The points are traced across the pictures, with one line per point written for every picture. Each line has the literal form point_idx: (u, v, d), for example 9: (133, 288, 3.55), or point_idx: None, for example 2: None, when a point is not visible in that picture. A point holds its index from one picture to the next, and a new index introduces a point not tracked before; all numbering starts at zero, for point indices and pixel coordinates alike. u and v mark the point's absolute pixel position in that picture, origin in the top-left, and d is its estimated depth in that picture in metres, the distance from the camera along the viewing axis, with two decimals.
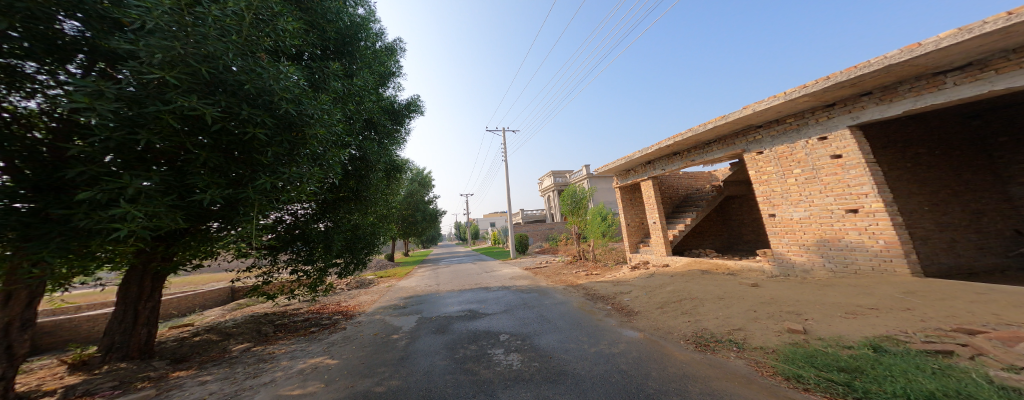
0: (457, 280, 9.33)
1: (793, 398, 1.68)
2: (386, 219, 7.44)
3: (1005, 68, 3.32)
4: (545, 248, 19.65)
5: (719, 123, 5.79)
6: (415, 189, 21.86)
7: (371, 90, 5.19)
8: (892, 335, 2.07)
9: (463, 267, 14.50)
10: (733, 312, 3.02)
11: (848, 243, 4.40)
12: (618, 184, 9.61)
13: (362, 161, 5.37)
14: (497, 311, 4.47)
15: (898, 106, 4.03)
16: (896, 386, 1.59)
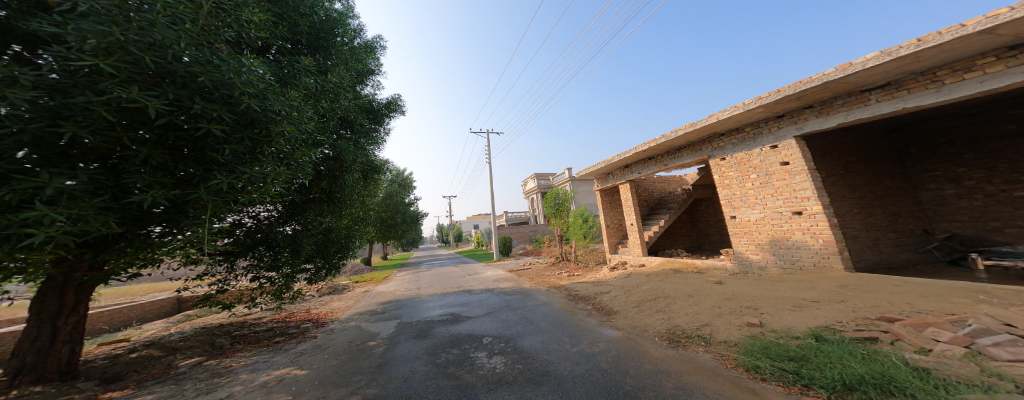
0: (438, 284, 9.11)
1: (753, 388, 1.88)
2: (362, 223, 7.09)
3: (915, 88, 3.94)
4: (528, 250, 19.90)
5: (687, 130, 6.20)
6: (393, 190, 21.19)
7: (347, 88, 4.93)
8: (830, 325, 2.38)
9: (444, 270, 14.21)
10: (701, 309, 3.28)
11: (794, 242, 4.93)
12: (597, 187, 9.95)
13: (336, 161, 5.07)
14: (480, 314, 4.46)
15: (836, 118, 4.57)
16: (834, 371, 1.84)
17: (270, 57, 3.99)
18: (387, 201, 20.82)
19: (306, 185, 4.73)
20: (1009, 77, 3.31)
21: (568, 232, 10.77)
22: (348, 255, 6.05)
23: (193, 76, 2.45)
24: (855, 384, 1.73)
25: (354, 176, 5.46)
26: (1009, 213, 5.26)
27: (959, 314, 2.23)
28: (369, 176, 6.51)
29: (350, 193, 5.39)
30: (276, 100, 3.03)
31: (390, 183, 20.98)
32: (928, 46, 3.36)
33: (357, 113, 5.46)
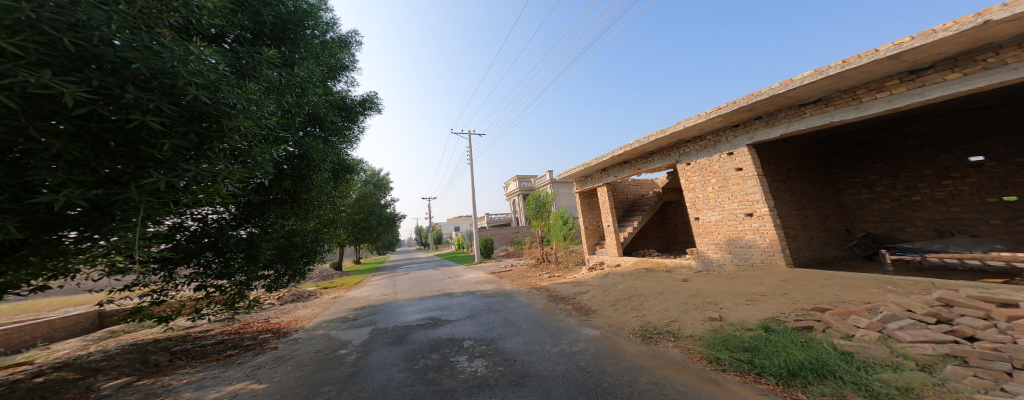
0: (416, 288, 8.82)
1: (715, 379, 2.09)
2: (332, 226, 6.66)
3: (841, 105, 4.58)
4: (509, 252, 20.01)
5: (657, 136, 6.60)
6: (367, 191, 20.26)
7: (316, 83, 4.67)
8: (776, 316, 2.72)
9: (422, 273, 13.82)
10: (670, 305, 3.56)
11: (747, 241, 5.48)
12: (577, 189, 10.29)
13: (302, 159, 4.69)
14: (461, 317, 4.42)
15: (780, 129, 5.16)
16: (780, 359, 2.12)
17: (226, 47, 3.58)
18: (360, 202, 19.86)
19: (265, 185, 4.31)
20: (908, 98, 3.99)
21: (550, 234, 11.20)
22: (314, 260, 5.76)
23: (125, 62, 2.13)
24: (796, 370, 2.00)
25: (322, 175, 5.14)
26: (908, 214, 6.31)
27: (873, 303, 2.68)
28: (339, 176, 6.13)
29: (318, 194, 5.01)
30: (230, 92, 2.73)
31: (362, 183, 20.05)
32: (850, 68, 3.93)
33: (326, 108, 5.10)
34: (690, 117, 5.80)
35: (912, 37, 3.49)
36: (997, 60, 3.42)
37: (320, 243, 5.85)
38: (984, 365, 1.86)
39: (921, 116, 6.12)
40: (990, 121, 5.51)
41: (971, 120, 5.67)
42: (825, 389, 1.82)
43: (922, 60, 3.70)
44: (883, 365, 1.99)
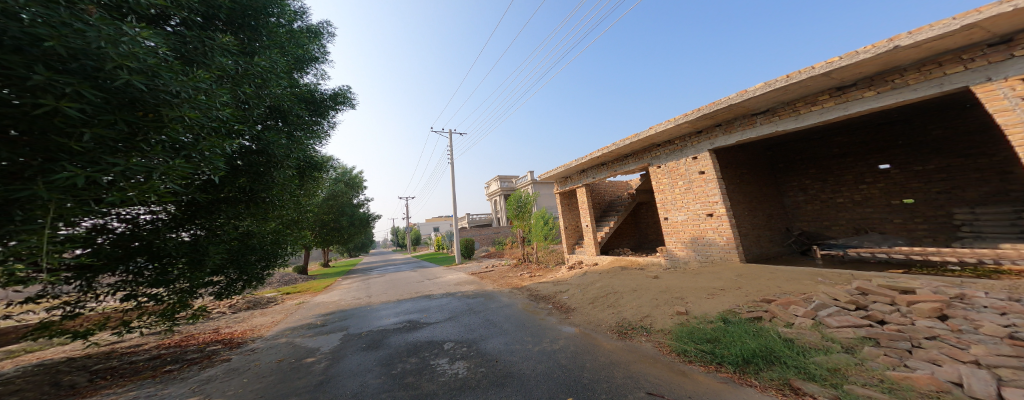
0: (392, 291, 8.49)
1: (683, 370, 2.31)
2: (293, 226, 6.19)
3: (784, 116, 5.22)
4: (489, 252, 20.06)
5: (632, 140, 6.92)
6: (337, 190, 19.18)
7: (280, 74, 4.46)
8: (733, 309, 3.05)
9: (400, 275, 13.45)
10: (643, 302, 3.80)
11: (708, 239, 5.99)
12: (556, 190, 10.56)
13: (264, 155, 4.40)
14: (441, 319, 4.36)
15: (736, 136, 5.72)
16: (737, 348, 2.41)
17: (168, 30, 3.13)
18: (329, 200, 18.77)
19: (215, 182, 3.92)
20: (836, 112, 4.65)
21: (530, 233, 11.73)
22: (272, 263, 5.35)
23: (39, 40, 1.89)
24: (750, 358, 2.31)
25: (285, 171, 4.70)
26: (833, 214, 7.29)
27: (808, 294, 3.16)
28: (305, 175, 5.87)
29: (280, 192, 4.68)
30: (173, 79, 2.43)
31: (331, 181, 18.99)
32: (793, 81, 4.48)
33: (289, 101, 4.72)
34: (660, 123, 6.15)
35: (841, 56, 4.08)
36: (901, 81, 4.12)
37: (280, 244, 5.41)
38: (890, 345, 2.44)
39: (844, 128, 7.09)
40: (894, 134, 6.52)
41: (881, 133, 6.69)
42: (773, 374, 2.15)
43: (847, 78, 4.32)
44: (816, 351, 2.39)
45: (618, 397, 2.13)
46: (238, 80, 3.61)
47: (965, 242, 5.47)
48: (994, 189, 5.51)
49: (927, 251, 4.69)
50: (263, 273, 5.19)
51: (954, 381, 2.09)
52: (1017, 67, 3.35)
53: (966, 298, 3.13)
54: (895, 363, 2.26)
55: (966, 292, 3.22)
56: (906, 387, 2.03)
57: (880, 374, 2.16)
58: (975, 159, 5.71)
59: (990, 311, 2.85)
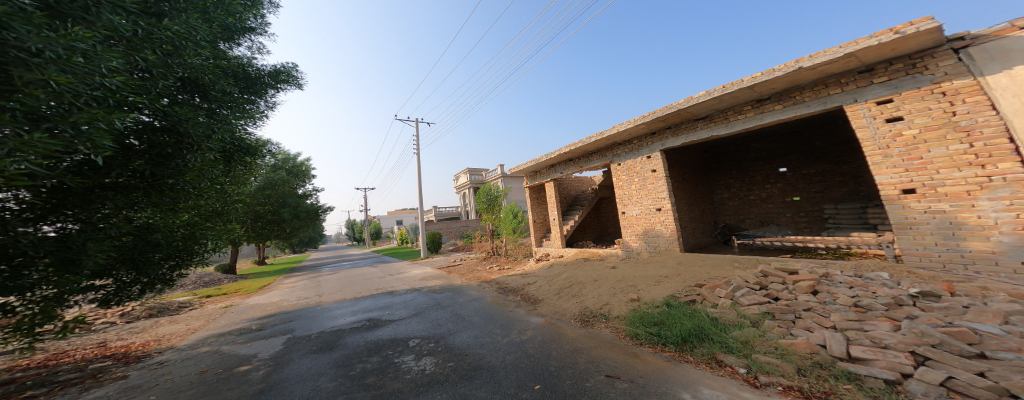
0: (352, 290, 8.81)
1: (634, 353, 2.75)
2: (217, 219, 5.85)
3: (718, 121, 6.37)
4: (459, 247, 21.51)
5: (598, 138, 7.82)
6: (276, 179, 16.97)
7: (200, 44, 4.09)
8: (675, 294, 3.90)
9: (364, 273, 13.33)
10: (603, 290, 4.63)
11: (657, 231, 7.01)
12: (528, 183, 11.41)
13: (173, 134, 3.97)
14: (407, 316, 4.74)
15: (683, 139, 6.79)
16: (676, 329, 3.07)
17: None
18: (265, 189, 16.61)
19: (97, 164, 3.37)
20: (753, 121, 5.90)
21: (500, 227, 12.47)
22: (184, 264, 4.96)
23: None
24: (687, 337, 2.96)
25: (205, 156, 4.31)
26: (747, 209, 8.75)
27: (728, 278, 4.03)
28: (233, 156, 5.85)
29: (194, 179, 4.27)
30: (29, 33, 2.14)
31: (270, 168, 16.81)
32: (730, 89, 5.46)
33: (212, 75, 4.47)
34: (623, 124, 6.98)
35: (762, 73, 5.16)
36: (800, 98, 5.39)
37: (196, 240, 5.00)
38: (781, 317, 3.23)
39: (759, 136, 8.39)
40: (792, 143, 7.98)
41: (784, 141, 8.11)
42: (703, 350, 2.80)
43: (765, 92, 5.48)
44: (733, 327, 3.09)
45: (582, 380, 2.39)
46: (136, 44, 3.15)
47: (829, 232, 7.06)
48: (850, 189, 7.13)
49: (807, 240, 5.97)
50: (171, 277, 4.89)
51: (821, 343, 2.83)
52: (873, 92, 4.79)
53: (829, 279, 4.14)
54: (783, 331, 3.04)
55: (829, 271, 4.31)
56: (793, 351, 2.78)
57: (776, 344, 2.88)
58: (842, 165, 7.26)
59: (843, 285, 3.91)
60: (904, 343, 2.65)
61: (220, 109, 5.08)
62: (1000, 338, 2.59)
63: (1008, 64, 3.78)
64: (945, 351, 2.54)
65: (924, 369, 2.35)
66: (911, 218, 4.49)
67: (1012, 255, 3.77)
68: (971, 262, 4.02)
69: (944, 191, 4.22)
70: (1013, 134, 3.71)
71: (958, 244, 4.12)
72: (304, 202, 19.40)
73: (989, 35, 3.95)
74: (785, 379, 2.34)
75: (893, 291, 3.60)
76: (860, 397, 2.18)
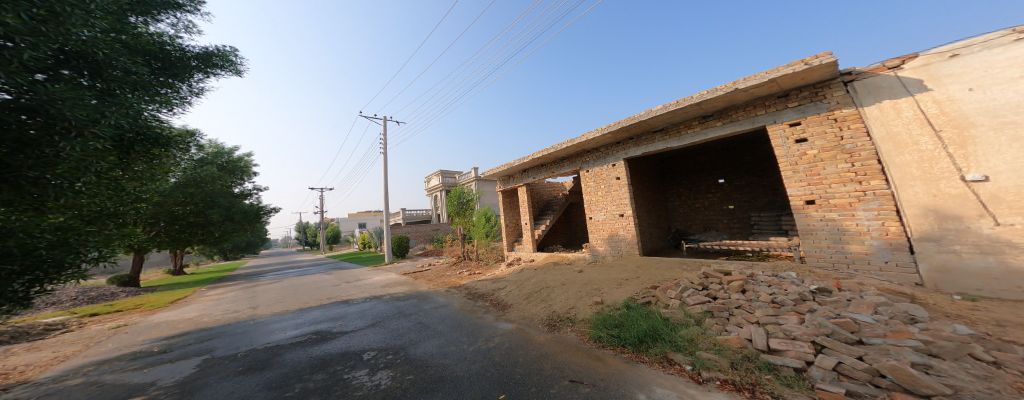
0: (300, 299, 8.24)
1: (598, 358, 2.97)
2: (109, 220, 4.95)
3: (671, 133, 6.92)
4: (428, 251, 21.29)
5: (567, 145, 8.20)
6: (201, 176, 14.06)
7: (87, 9, 3.59)
8: (634, 295, 4.47)
9: (318, 281, 12.42)
10: (570, 294, 5.06)
11: (619, 236, 7.53)
12: (500, 187, 11.68)
13: (40, 116, 3.34)
14: (362, 327, 4.80)
15: (644, 149, 7.30)
16: (632, 330, 3.41)
17: None
18: (186, 186, 13.70)
19: None
20: (700, 135, 6.51)
21: (472, 231, 12.67)
22: (48, 278, 3.88)
23: None
24: (642, 338, 3.28)
25: (88, 145, 3.71)
26: (694, 216, 9.71)
27: (678, 280, 4.70)
28: (132, 146, 5.08)
29: (72, 173, 3.63)
30: None
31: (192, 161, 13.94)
32: (684, 104, 5.93)
33: (106, 50, 4.00)
34: (590, 133, 7.39)
35: (706, 92, 5.70)
36: (735, 116, 6.11)
37: (73, 248, 4.06)
38: (718, 315, 3.68)
39: (702, 150, 9.38)
40: (728, 157, 9.04)
41: (723, 155, 9.15)
42: (656, 350, 3.12)
43: (709, 109, 6.07)
44: (681, 326, 3.52)
45: (546, 387, 2.44)
46: None
47: (754, 236, 8.16)
48: (770, 199, 8.30)
49: (737, 243, 6.86)
50: (27, 295, 3.80)
51: (747, 337, 3.26)
52: (785, 116, 5.63)
53: (753, 279, 4.75)
54: (720, 328, 3.45)
55: (753, 272, 4.99)
56: (726, 346, 3.17)
57: (713, 340, 3.26)
58: (765, 178, 8.42)
59: (764, 283, 4.54)
60: (807, 334, 3.14)
61: (121, 91, 4.53)
62: (871, 326, 3.23)
63: (879, 98, 4.79)
64: (835, 339, 3.07)
65: (822, 356, 2.81)
66: (810, 225, 5.41)
67: (878, 256, 4.71)
68: (852, 262, 4.96)
69: (834, 203, 5.14)
70: (883, 156, 4.67)
71: (843, 247, 5.06)
72: (240, 202, 16.81)
73: (869, 72, 4.91)
74: (721, 374, 2.65)
75: (799, 288, 4.28)
76: (777, 386, 2.53)
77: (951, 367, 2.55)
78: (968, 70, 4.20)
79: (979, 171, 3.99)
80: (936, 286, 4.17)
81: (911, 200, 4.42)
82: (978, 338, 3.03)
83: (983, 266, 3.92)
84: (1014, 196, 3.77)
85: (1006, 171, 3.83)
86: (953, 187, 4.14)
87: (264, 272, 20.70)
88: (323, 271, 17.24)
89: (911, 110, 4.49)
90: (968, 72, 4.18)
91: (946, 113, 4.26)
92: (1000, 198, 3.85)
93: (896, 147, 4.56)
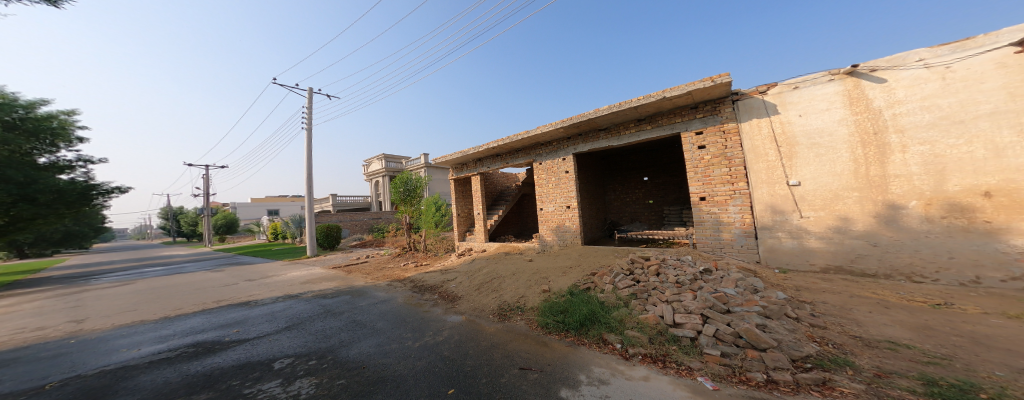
0: (177, 303, 6.59)
1: (545, 344, 3.13)
2: None
3: (616, 132, 7.43)
4: (367, 242, 19.35)
5: (522, 137, 8.16)
6: None
7: None
8: (577, 282, 4.86)
9: (215, 279, 10.18)
10: (520, 283, 5.21)
11: (565, 227, 7.98)
12: (452, 176, 11.20)
13: None
14: (269, 333, 4.09)
15: (591, 145, 7.73)
16: (573, 316, 3.70)
17: None
18: None
19: None
20: (637, 137, 7.14)
21: (421, 221, 11.95)
22: None
23: None
24: (582, 323, 3.58)
25: None
26: (626, 209, 10.87)
27: (611, 267, 5.30)
28: None
29: None
30: None
31: None
32: (626, 106, 6.38)
33: None
34: (544, 126, 7.47)
35: (642, 97, 6.23)
36: (662, 122, 6.89)
37: None
38: (641, 296, 4.23)
39: (636, 150, 10.46)
40: (654, 158, 10.27)
41: (650, 155, 10.34)
42: (593, 333, 3.44)
43: (642, 113, 6.66)
44: (614, 308, 3.99)
45: (496, 377, 2.44)
46: None
47: (665, 227, 9.61)
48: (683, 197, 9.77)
49: (654, 233, 8.02)
50: None
51: (659, 314, 3.78)
52: (693, 125, 6.57)
53: (664, 263, 5.57)
54: (641, 308, 3.97)
55: (665, 257, 5.87)
56: (644, 323, 3.66)
57: (636, 319, 3.75)
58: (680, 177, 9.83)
59: (672, 266, 5.37)
60: (698, 308, 3.73)
61: None
62: (734, 297, 4.04)
63: (751, 116, 6.01)
64: (713, 310, 3.73)
65: (707, 325, 3.41)
66: (700, 218, 6.59)
67: (737, 241, 6.13)
68: (722, 247, 6.30)
69: (716, 199, 6.35)
70: (748, 164, 6.01)
71: (718, 234, 6.35)
72: None
73: (748, 94, 6.04)
74: (642, 350, 3.05)
75: (693, 269, 5.14)
76: (680, 355, 3.03)
77: (778, 326, 3.35)
78: (800, 100, 5.58)
79: (796, 177, 5.57)
80: (766, 262, 5.82)
81: (759, 198, 5.88)
82: (788, 301, 4.16)
83: (791, 247, 5.64)
84: (811, 196, 5.44)
85: (809, 178, 5.45)
86: (782, 190, 5.68)
87: (117, 271, 15.78)
88: (212, 268, 13.88)
89: (766, 129, 5.83)
90: (800, 101, 5.56)
91: (784, 133, 5.69)
92: (805, 198, 5.50)
93: (755, 157, 5.94)
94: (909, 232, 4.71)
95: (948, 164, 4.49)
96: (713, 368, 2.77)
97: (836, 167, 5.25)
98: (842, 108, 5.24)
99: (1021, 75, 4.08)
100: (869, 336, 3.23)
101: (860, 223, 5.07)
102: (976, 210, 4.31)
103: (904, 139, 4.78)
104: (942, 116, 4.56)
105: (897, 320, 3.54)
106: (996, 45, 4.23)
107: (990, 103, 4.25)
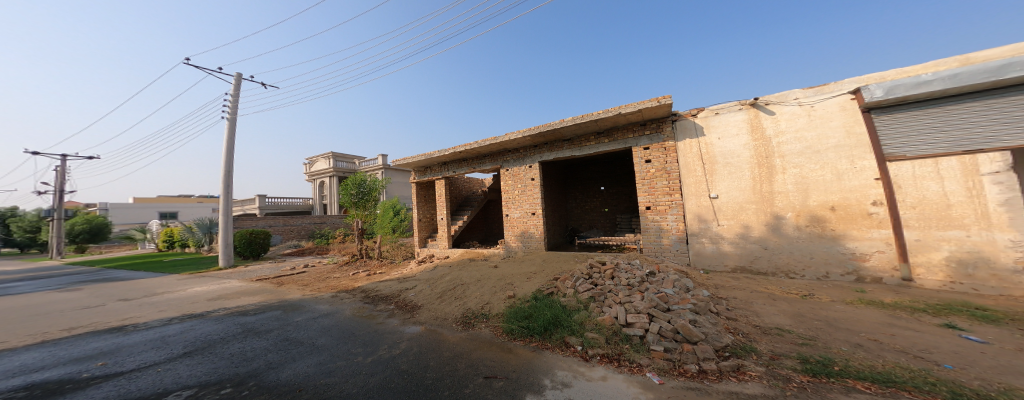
0: (30, 332, 5.20)
1: (510, 351, 3.12)
2: None
3: (579, 143, 7.83)
4: (314, 249, 17.45)
5: (490, 143, 8.14)
6: None
7: None
8: (541, 287, 4.97)
9: (103, 298, 8.27)
10: (485, 289, 5.15)
11: (530, 233, 8.12)
12: (415, 179, 10.71)
13: None
14: (163, 362, 3.43)
15: (555, 154, 8.02)
16: (536, 321, 3.75)
17: None
18: None
19: None
20: (597, 149, 7.61)
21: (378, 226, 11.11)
22: None
23: None
24: (547, 328, 3.65)
25: None
26: (585, 217, 11.42)
27: (572, 271, 5.55)
28: None
29: None
30: None
31: None
32: (590, 118, 6.75)
33: None
34: (512, 133, 7.56)
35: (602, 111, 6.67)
36: (619, 136, 7.43)
37: None
38: (598, 298, 4.46)
39: (595, 161, 11.15)
40: (610, 169, 11.02)
41: (607, 166, 11.08)
42: (556, 338, 3.51)
43: (602, 126, 7.11)
44: (574, 311, 4.17)
45: (459, 389, 2.36)
46: None
47: (618, 234, 10.32)
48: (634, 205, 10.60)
49: (608, 239, 8.56)
50: None
51: (614, 315, 4.01)
52: (642, 141, 7.20)
53: (617, 267, 5.97)
54: (598, 309, 4.18)
55: (619, 261, 6.30)
56: (600, 324, 3.86)
57: (594, 321, 3.94)
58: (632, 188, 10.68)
59: (625, 269, 5.78)
60: (645, 308, 4.03)
61: None
62: (671, 296, 4.46)
63: (685, 136, 6.81)
64: (654, 308, 4.06)
65: (653, 323, 3.68)
66: (646, 225, 7.20)
67: (673, 246, 6.83)
68: (660, 251, 6.97)
69: (659, 208, 7.02)
70: (681, 177, 6.79)
71: (659, 240, 7.01)
72: None
73: (683, 116, 6.84)
74: (601, 350, 3.20)
75: (641, 272, 5.60)
76: (632, 352, 3.25)
77: (704, 321, 3.74)
78: (719, 124, 6.53)
79: (715, 191, 6.46)
80: (694, 263, 6.60)
81: (690, 209, 6.69)
82: (711, 298, 4.74)
83: (711, 250, 6.49)
84: (725, 208, 6.37)
85: (725, 192, 6.38)
86: (704, 202, 6.55)
87: None
88: (98, 283, 11.25)
89: (694, 149, 6.69)
90: (718, 126, 6.52)
91: (706, 153, 6.57)
92: (722, 209, 6.40)
93: (687, 172, 6.73)
94: (786, 237, 5.86)
95: (810, 184, 5.69)
96: (661, 363, 3.01)
97: (740, 183, 6.25)
98: (746, 134, 6.28)
99: (852, 117, 5.41)
100: (763, 325, 3.83)
101: (757, 231, 6.11)
102: (826, 221, 5.55)
103: (785, 162, 5.91)
104: (807, 146, 5.76)
105: (781, 310, 4.26)
106: (841, 92, 5.50)
107: (835, 138, 5.54)
